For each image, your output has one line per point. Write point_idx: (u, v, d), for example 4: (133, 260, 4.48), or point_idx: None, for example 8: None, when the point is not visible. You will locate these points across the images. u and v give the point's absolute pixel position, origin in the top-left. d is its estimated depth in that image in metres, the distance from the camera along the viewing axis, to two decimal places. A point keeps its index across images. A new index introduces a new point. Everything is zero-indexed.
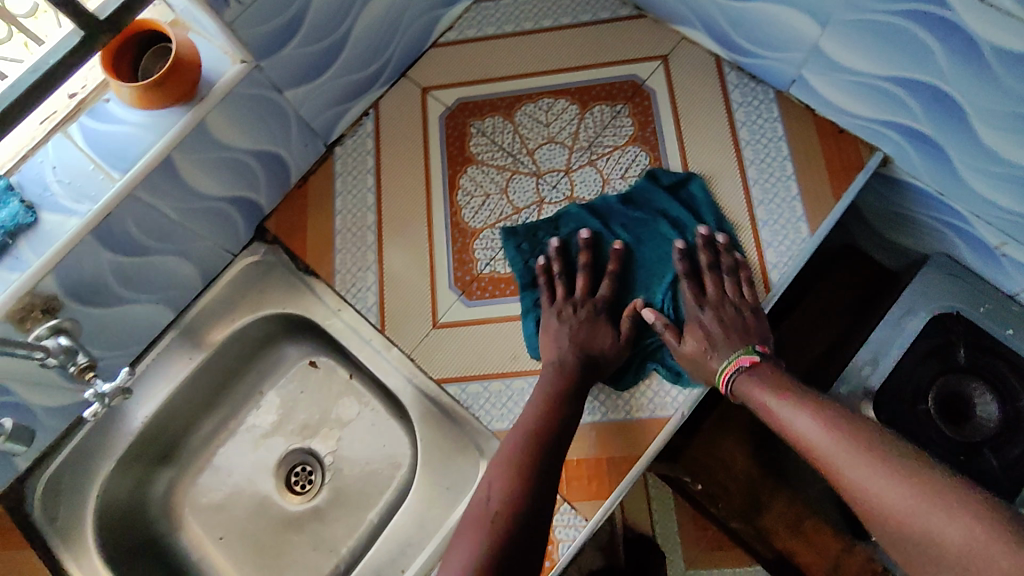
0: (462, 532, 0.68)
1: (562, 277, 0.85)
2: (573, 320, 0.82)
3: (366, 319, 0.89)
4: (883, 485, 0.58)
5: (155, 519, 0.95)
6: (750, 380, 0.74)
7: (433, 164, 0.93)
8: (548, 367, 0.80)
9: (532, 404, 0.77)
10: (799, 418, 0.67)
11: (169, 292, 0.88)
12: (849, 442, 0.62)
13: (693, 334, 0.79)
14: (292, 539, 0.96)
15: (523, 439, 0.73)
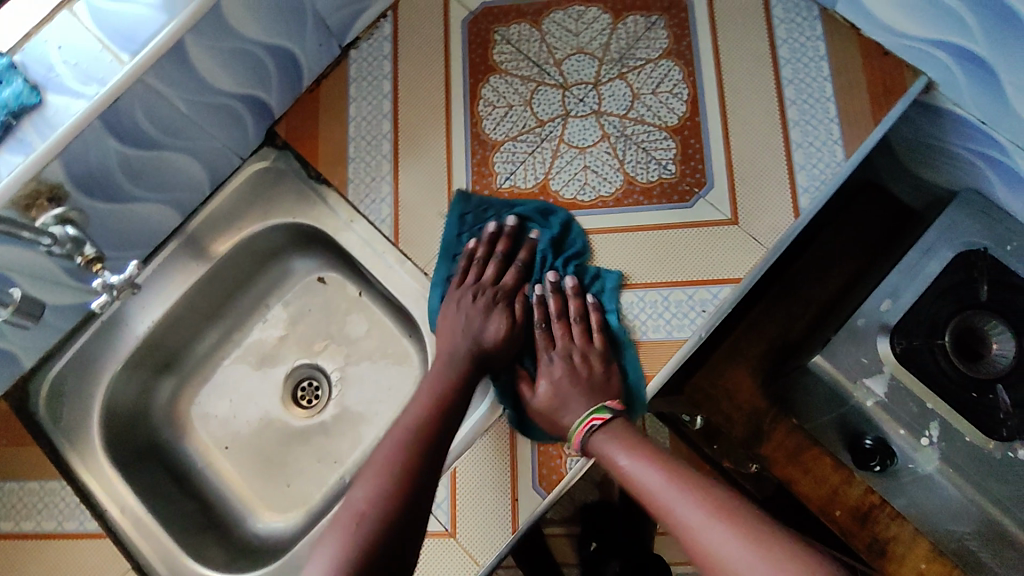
0: (321, 548, 0.62)
1: (480, 263, 0.83)
2: (471, 307, 0.80)
3: (379, 230, 0.86)
4: (728, 539, 0.56)
5: (160, 426, 0.94)
6: (609, 437, 0.70)
7: (454, 71, 0.88)
8: (438, 356, 0.78)
9: (417, 398, 0.74)
10: (636, 466, 0.66)
11: (178, 193, 0.84)
12: (688, 491, 0.61)
13: (545, 377, 0.78)
14: (297, 451, 0.95)
15: (401, 450, 0.68)
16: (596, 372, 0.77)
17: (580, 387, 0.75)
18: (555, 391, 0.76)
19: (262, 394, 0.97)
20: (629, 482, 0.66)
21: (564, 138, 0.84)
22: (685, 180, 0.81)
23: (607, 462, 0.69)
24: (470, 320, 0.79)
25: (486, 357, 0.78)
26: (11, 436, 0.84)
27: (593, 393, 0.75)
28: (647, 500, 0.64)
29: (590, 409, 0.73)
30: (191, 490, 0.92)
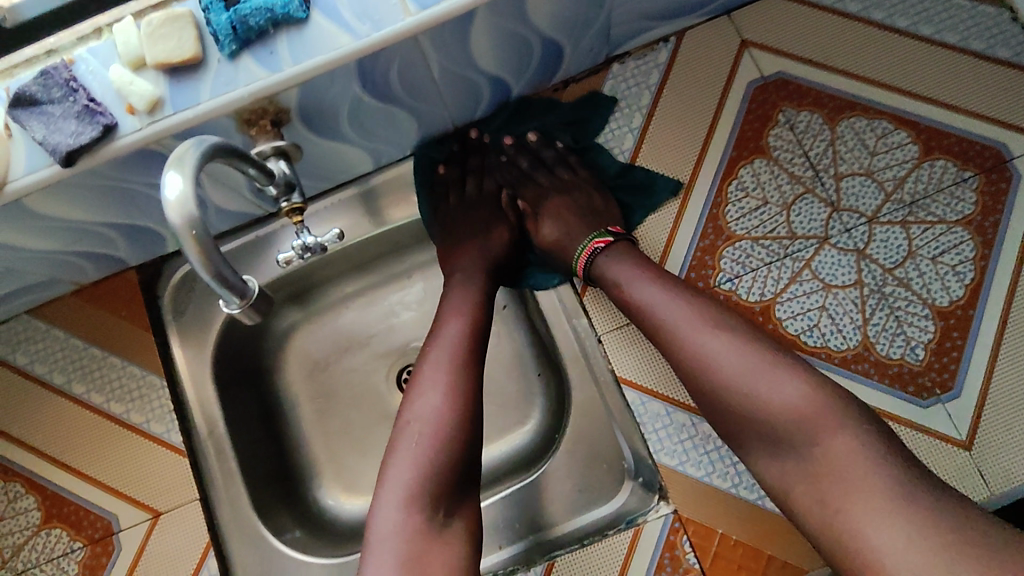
0: (393, 458, 0.64)
1: (455, 184, 0.82)
2: (466, 229, 0.80)
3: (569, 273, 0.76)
4: (745, 372, 0.60)
5: (267, 351, 0.91)
6: (615, 260, 0.70)
7: (719, 136, 0.76)
8: (450, 283, 0.76)
9: (453, 319, 0.72)
10: (650, 296, 0.66)
11: (383, 147, 0.76)
12: (701, 318, 0.64)
13: (550, 220, 0.79)
14: (383, 433, 0.90)
15: (456, 379, 0.67)
16: (582, 193, 0.78)
17: (579, 217, 0.77)
18: (558, 231, 0.77)
19: (371, 361, 0.93)
20: (639, 315, 0.67)
21: (811, 264, 0.72)
22: (929, 374, 0.69)
23: (614, 286, 0.69)
24: (472, 233, 0.79)
25: (501, 268, 0.79)
26: (131, 312, 0.82)
27: (595, 224, 0.76)
28: (666, 335, 0.64)
29: (591, 234, 0.74)
30: (274, 428, 0.89)
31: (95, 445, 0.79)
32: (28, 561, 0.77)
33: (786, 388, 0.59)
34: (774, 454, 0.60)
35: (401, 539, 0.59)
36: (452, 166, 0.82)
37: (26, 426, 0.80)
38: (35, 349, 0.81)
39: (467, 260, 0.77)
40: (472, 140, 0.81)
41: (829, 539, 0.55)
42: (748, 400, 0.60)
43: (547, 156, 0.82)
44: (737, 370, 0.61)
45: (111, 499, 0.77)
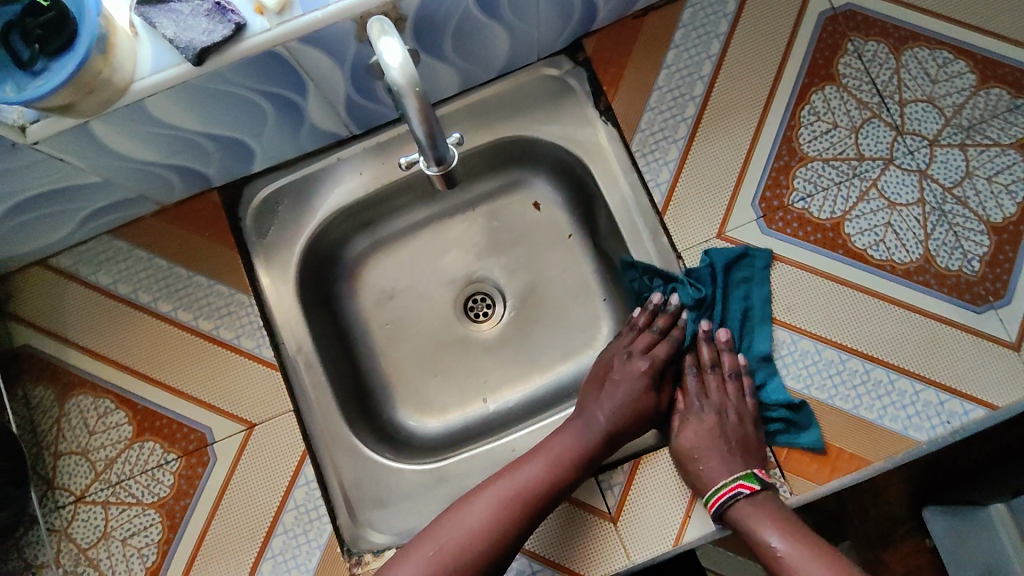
0: (412, 552, 0.68)
1: (637, 335, 0.80)
2: (614, 390, 0.76)
3: (648, 193, 0.79)
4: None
5: (338, 277, 0.93)
6: (763, 509, 0.69)
7: (791, 63, 0.80)
8: (569, 433, 0.73)
9: (546, 452, 0.72)
10: (776, 541, 0.67)
11: (473, 67, 0.79)
12: (841, 572, 0.64)
13: (693, 429, 0.75)
14: (452, 358, 0.93)
15: (494, 516, 0.68)
16: (745, 426, 0.74)
17: (725, 439, 0.73)
18: (698, 437, 0.74)
19: (438, 289, 0.95)
20: (771, 564, 0.67)
21: (878, 184, 0.77)
22: (984, 284, 0.74)
23: (749, 534, 0.68)
24: (622, 398, 0.75)
25: (610, 449, 0.73)
26: (215, 231, 0.83)
27: (743, 455, 0.73)
28: (778, 572, 0.67)
29: (737, 471, 0.71)
30: (348, 350, 0.91)
31: (184, 360, 0.80)
32: (121, 473, 0.78)
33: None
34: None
35: None
36: (645, 316, 0.80)
37: (115, 342, 0.81)
38: (118, 269, 0.83)
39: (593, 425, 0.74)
40: (670, 310, 0.79)
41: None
42: None
43: (726, 361, 0.77)
44: None
45: (203, 412, 0.79)
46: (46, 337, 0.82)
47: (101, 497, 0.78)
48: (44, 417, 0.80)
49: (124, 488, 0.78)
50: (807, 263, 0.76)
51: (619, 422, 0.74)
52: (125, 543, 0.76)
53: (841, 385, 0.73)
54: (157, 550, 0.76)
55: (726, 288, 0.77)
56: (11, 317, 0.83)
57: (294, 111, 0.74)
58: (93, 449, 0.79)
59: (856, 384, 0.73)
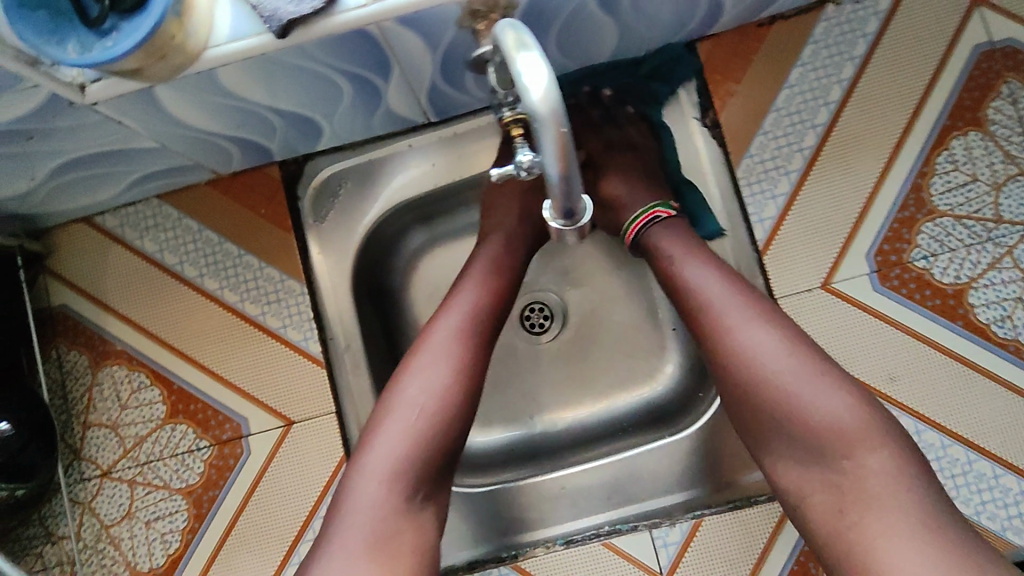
0: (393, 413, 0.58)
1: (508, 152, 0.75)
2: (515, 194, 0.72)
3: (749, 228, 0.71)
4: (787, 367, 0.53)
5: (391, 270, 0.86)
6: (667, 231, 0.64)
7: (934, 101, 0.71)
8: (494, 237, 0.70)
9: (471, 287, 0.64)
10: (698, 276, 0.59)
11: (571, 62, 0.70)
12: (803, 343, 0.54)
13: (610, 179, 0.71)
14: (501, 369, 0.87)
15: (457, 336, 0.61)
16: (646, 162, 0.73)
17: (643, 180, 0.71)
18: (625, 189, 0.70)
19: None
20: (675, 292, 0.60)
21: (1013, 252, 0.68)
22: None
23: (665, 260, 0.62)
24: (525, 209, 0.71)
25: (525, 241, 0.71)
26: (270, 209, 0.77)
27: (659, 188, 0.70)
28: (701, 315, 0.57)
29: (652, 202, 0.67)
30: (394, 347, 0.85)
31: (226, 343, 0.75)
32: (150, 453, 0.74)
33: (831, 399, 0.52)
34: (806, 466, 0.52)
35: (377, 523, 0.54)
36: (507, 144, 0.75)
37: (156, 313, 0.76)
38: (165, 236, 0.77)
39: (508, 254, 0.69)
40: (515, 136, 0.75)
41: (833, 549, 0.49)
42: (788, 409, 0.52)
43: (620, 115, 0.76)
44: (820, 405, 0.52)
45: (241, 402, 0.74)
46: (84, 300, 0.77)
47: (128, 474, 0.74)
48: (76, 384, 0.76)
49: (152, 469, 0.74)
50: (919, 333, 0.68)
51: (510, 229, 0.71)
52: (149, 526, 0.73)
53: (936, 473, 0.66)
54: (181, 538, 0.73)
55: (648, 86, 0.75)
56: (49, 275, 0.78)
57: (370, 91, 0.66)
58: (123, 424, 0.75)
59: (953, 475, 0.66)
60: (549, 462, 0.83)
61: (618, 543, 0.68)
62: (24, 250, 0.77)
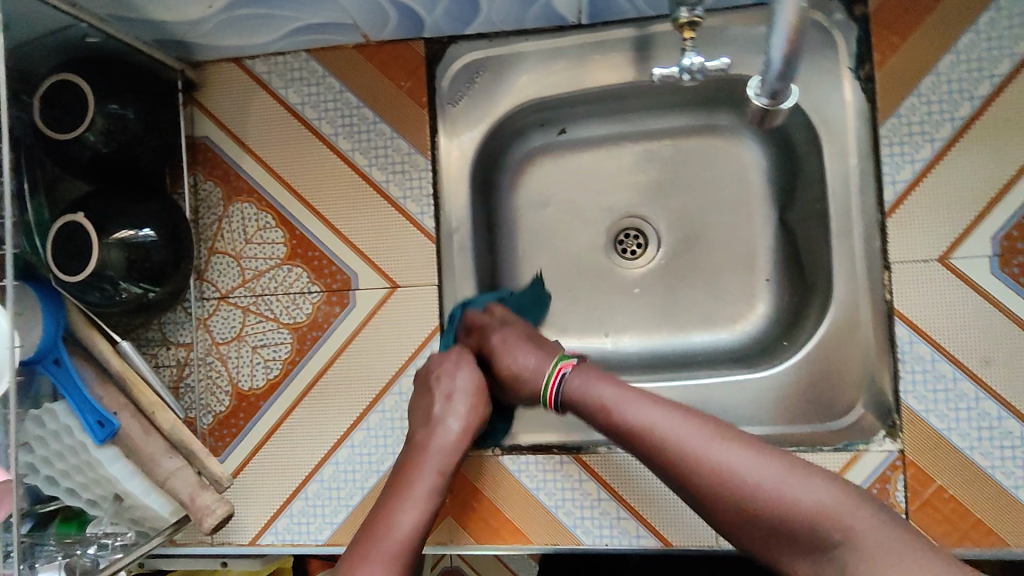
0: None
1: (462, 386, 0.74)
2: (456, 412, 0.72)
3: (879, 189, 0.71)
4: (755, 469, 0.55)
5: (505, 167, 0.89)
6: (584, 371, 0.69)
7: None
8: (430, 421, 0.72)
9: (426, 466, 0.69)
10: (629, 401, 0.62)
11: None
12: (749, 445, 0.57)
13: (526, 355, 0.75)
14: (590, 284, 0.90)
15: (409, 536, 0.63)
16: (523, 326, 0.79)
17: (537, 343, 0.76)
18: (526, 351, 0.75)
19: (597, 211, 0.90)
20: (621, 429, 0.62)
21: None
22: None
23: (596, 406, 0.64)
24: (444, 408, 0.72)
25: (478, 421, 0.74)
26: (411, 82, 0.80)
27: (546, 350, 0.75)
28: (657, 447, 0.59)
29: (554, 361, 0.72)
30: (494, 242, 0.89)
31: (349, 202, 0.80)
32: (266, 287, 0.81)
33: (808, 486, 0.53)
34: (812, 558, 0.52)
35: None
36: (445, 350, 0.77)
37: (289, 161, 0.81)
38: (307, 91, 0.81)
39: (446, 407, 0.72)
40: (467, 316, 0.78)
41: None
42: (779, 514, 0.53)
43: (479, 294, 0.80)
44: (786, 490, 0.53)
45: (353, 257, 0.80)
46: (226, 136, 0.83)
47: (243, 302, 0.81)
48: (208, 213, 0.83)
49: (265, 302, 0.81)
50: None
51: (463, 397, 0.73)
52: (254, 351, 0.81)
53: (1007, 458, 0.67)
54: (281, 368, 0.80)
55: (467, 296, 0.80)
56: (196, 105, 0.84)
57: None
58: (245, 256, 0.81)
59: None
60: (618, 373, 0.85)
61: None
62: (182, 76, 0.83)
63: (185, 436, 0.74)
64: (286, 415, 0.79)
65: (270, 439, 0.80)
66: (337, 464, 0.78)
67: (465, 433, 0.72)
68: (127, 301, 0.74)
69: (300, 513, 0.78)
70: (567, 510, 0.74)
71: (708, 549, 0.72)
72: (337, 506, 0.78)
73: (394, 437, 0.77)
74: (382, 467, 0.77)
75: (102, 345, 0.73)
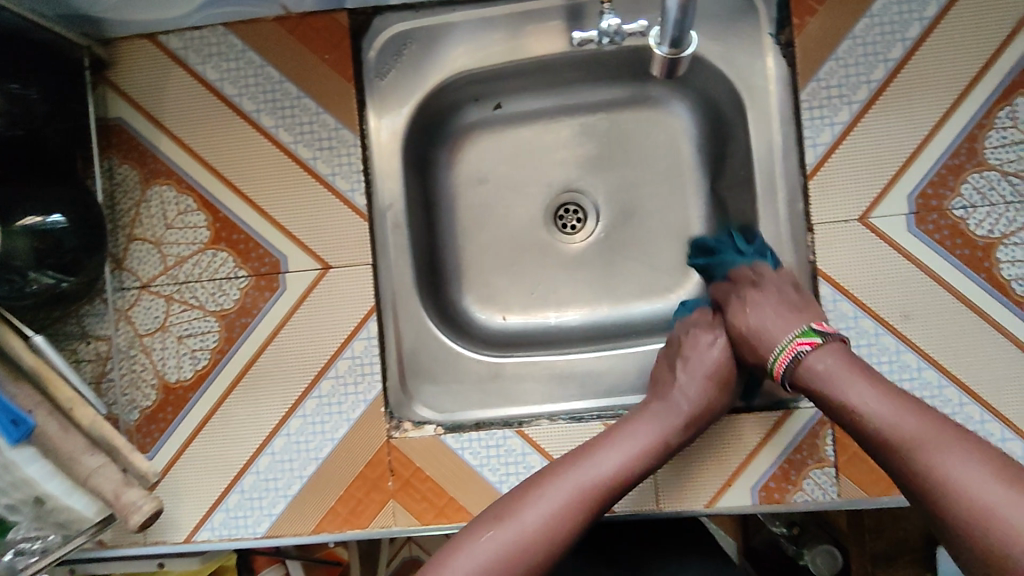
0: (512, 514, 0.60)
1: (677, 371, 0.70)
2: (676, 390, 0.68)
3: (802, 152, 0.73)
4: (987, 494, 0.48)
5: (440, 144, 0.88)
6: (835, 351, 0.61)
7: (1009, 52, 0.70)
8: (658, 404, 0.68)
9: (625, 448, 0.65)
10: (872, 403, 0.56)
11: None
12: (1000, 471, 0.49)
13: (755, 311, 0.68)
14: (529, 259, 0.89)
15: (605, 486, 0.62)
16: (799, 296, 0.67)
17: (798, 309, 0.66)
18: (767, 317, 0.66)
19: (534, 187, 0.90)
20: (855, 423, 0.56)
21: None
22: None
23: (834, 385, 0.58)
24: (678, 396, 0.68)
25: (713, 412, 0.69)
26: (335, 54, 0.77)
27: (801, 313, 0.66)
28: (895, 445, 0.53)
29: (794, 331, 0.64)
30: (431, 220, 0.87)
31: (275, 182, 0.77)
32: (189, 274, 0.77)
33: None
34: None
35: None
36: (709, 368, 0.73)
37: (210, 141, 0.78)
38: (226, 66, 0.78)
39: (679, 384, 0.69)
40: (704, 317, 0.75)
41: None
42: (996, 540, 0.46)
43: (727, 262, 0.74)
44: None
45: (281, 239, 0.77)
46: (142, 117, 0.79)
47: (165, 291, 0.78)
48: (124, 197, 0.79)
49: (189, 289, 0.77)
50: (944, 278, 0.70)
51: (697, 375, 0.69)
52: (180, 340, 0.77)
53: None
54: (210, 357, 0.77)
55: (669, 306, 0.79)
56: (108, 86, 0.79)
57: None
58: (166, 242, 0.78)
59: (943, 412, 0.69)
60: (560, 346, 0.85)
61: None
62: (90, 54, 0.78)
63: (108, 431, 0.70)
64: (219, 404, 0.77)
65: (201, 432, 0.77)
66: (273, 453, 0.76)
67: (698, 414, 0.68)
68: (39, 293, 0.69)
69: (237, 506, 0.76)
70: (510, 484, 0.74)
71: (650, 513, 0.72)
72: (275, 497, 0.76)
73: (332, 422, 0.76)
74: (321, 453, 0.75)
75: (12, 341, 0.68)
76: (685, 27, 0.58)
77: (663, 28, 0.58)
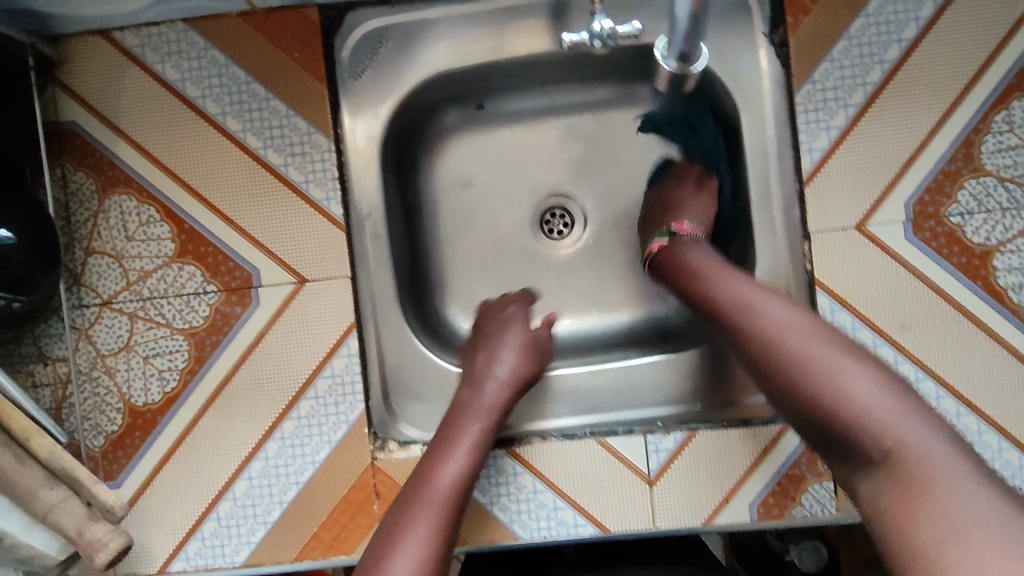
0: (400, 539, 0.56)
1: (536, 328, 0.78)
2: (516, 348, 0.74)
3: (798, 157, 0.70)
4: (826, 363, 0.51)
5: (420, 147, 0.83)
6: (690, 248, 0.69)
7: (1006, 54, 0.68)
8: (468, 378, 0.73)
9: (474, 423, 0.66)
10: (738, 290, 0.59)
11: None
12: (830, 339, 0.53)
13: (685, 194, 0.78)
14: (516, 267, 0.86)
15: (449, 493, 0.60)
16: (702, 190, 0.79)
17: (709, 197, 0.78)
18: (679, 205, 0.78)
19: (520, 191, 0.86)
20: (719, 313, 0.60)
21: None
22: None
23: (701, 280, 0.63)
24: (484, 363, 0.73)
25: (525, 381, 0.73)
26: (305, 53, 0.72)
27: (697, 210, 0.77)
28: (744, 326, 0.57)
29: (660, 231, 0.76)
30: (413, 227, 0.83)
31: (246, 191, 0.72)
32: (155, 289, 0.72)
33: (858, 381, 0.49)
34: (847, 460, 0.49)
35: None
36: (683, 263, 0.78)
37: (172, 147, 0.72)
38: (187, 65, 0.72)
39: (489, 362, 0.73)
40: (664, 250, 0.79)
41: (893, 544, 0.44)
42: (834, 401, 0.49)
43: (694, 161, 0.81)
44: (856, 390, 0.48)
45: (253, 251, 0.72)
46: (97, 122, 0.73)
47: (129, 308, 0.73)
48: (81, 208, 0.73)
49: (155, 306, 0.72)
50: (941, 288, 0.68)
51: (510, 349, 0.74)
52: (146, 361, 0.72)
53: None
54: (179, 378, 0.72)
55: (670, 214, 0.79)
56: (58, 86, 0.73)
57: None
58: (128, 256, 0.73)
59: None
60: (550, 358, 0.82)
61: (613, 443, 0.71)
62: (35, 52, 0.71)
63: (68, 462, 0.65)
64: (190, 426, 0.72)
65: (171, 457, 0.72)
66: (250, 479, 0.72)
67: (513, 386, 0.72)
68: None
69: (213, 535, 0.72)
70: (503, 506, 0.71)
71: (647, 530, 0.71)
72: (253, 524, 0.72)
73: (312, 444, 0.72)
74: (301, 477, 0.72)
75: None
76: (694, 44, 0.55)
77: (670, 43, 0.56)
